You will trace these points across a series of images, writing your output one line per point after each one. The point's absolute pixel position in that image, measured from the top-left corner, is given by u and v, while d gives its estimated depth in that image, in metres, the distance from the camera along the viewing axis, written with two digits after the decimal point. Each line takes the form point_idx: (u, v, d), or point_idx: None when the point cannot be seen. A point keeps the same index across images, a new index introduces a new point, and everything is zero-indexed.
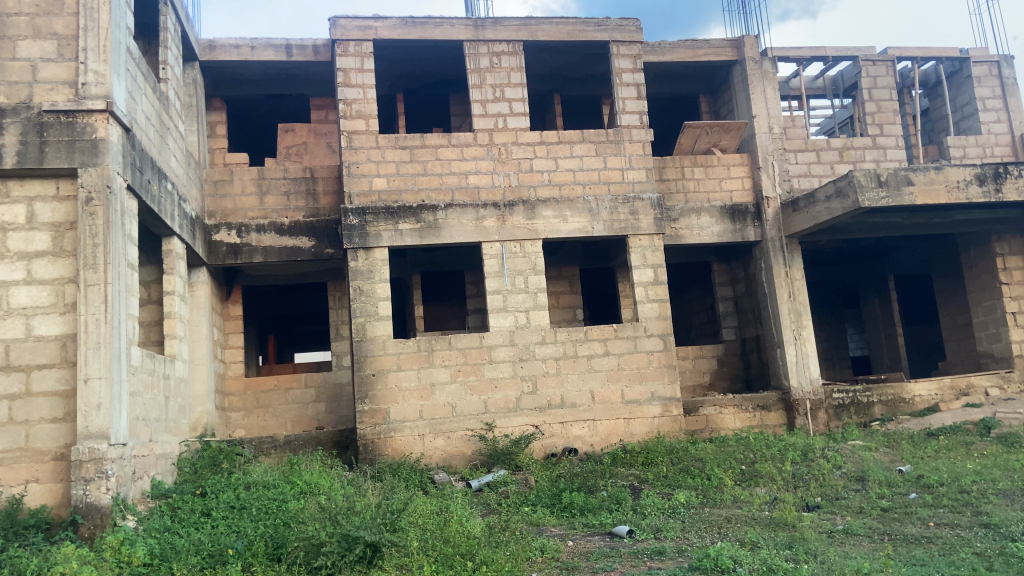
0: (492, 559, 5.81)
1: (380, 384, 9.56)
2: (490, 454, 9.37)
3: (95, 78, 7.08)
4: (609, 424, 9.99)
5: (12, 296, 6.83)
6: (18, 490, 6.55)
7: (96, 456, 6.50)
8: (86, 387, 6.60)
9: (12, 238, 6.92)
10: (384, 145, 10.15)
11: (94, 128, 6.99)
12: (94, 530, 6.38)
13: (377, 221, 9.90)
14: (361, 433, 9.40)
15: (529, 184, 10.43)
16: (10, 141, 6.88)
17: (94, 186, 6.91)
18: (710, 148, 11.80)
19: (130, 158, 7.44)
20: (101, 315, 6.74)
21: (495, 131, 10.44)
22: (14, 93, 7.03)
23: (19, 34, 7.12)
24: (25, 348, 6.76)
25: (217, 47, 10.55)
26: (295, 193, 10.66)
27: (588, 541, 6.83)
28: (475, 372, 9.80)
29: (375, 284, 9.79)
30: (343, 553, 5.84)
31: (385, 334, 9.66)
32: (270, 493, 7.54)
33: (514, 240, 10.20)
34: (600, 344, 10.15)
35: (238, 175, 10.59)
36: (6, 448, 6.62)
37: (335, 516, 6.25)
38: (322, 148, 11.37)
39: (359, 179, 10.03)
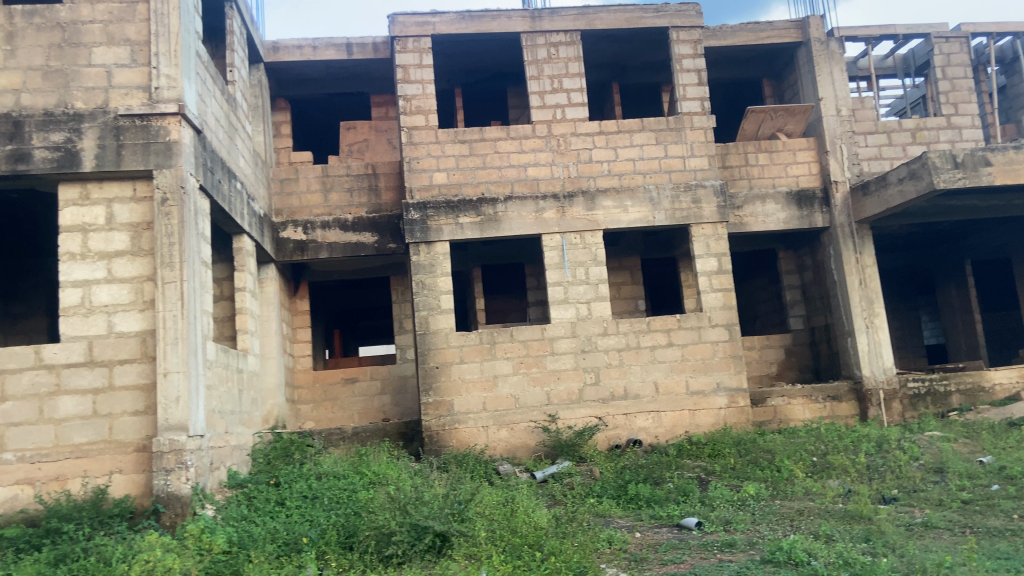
0: (560, 550, 5.89)
1: (443, 376, 9.66)
2: (554, 445, 9.38)
3: (167, 82, 7.37)
4: (674, 416, 9.89)
5: (94, 294, 7.10)
6: (103, 481, 6.83)
7: (176, 447, 6.78)
8: (165, 381, 6.89)
9: (92, 238, 7.19)
10: (443, 140, 10.22)
11: (167, 131, 7.28)
12: (175, 518, 6.64)
13: (437, 216, 9.99)
14: (426, 425, 9.52)
15: (588, 174, 10.37)
16: (88, 145, 7.16)
17: (169, 187, 7.21)
18: (774, 133, 11.50)
19: (201, 159, 7.71)
20: (178, 311, 7.03)
21: (553, 122, 10.40)
22: (91, 98, 7.31)
23: (93, 41, 7.38)
24: (107, 344, 7.03)
25: (280, 48, 10.77)
26: (357, 190, 10.84)
27: (656, 533, 6.81)
28: (537, 364, 9.81)
29: (437, 277, 9.89)
30: (413, 542, 6.14)
31: (447, 327, 9.75)
32: (340, 483, 7.74)
33: (573, 231, 10.16)
34: (663, 334, 10.03)
35: (303, 173, 10.81)
36: (91, 440, 6.89)
37: (405, 505, 6.53)
38: (383, 145, 11.53)
39: (420, 174, 10.14)
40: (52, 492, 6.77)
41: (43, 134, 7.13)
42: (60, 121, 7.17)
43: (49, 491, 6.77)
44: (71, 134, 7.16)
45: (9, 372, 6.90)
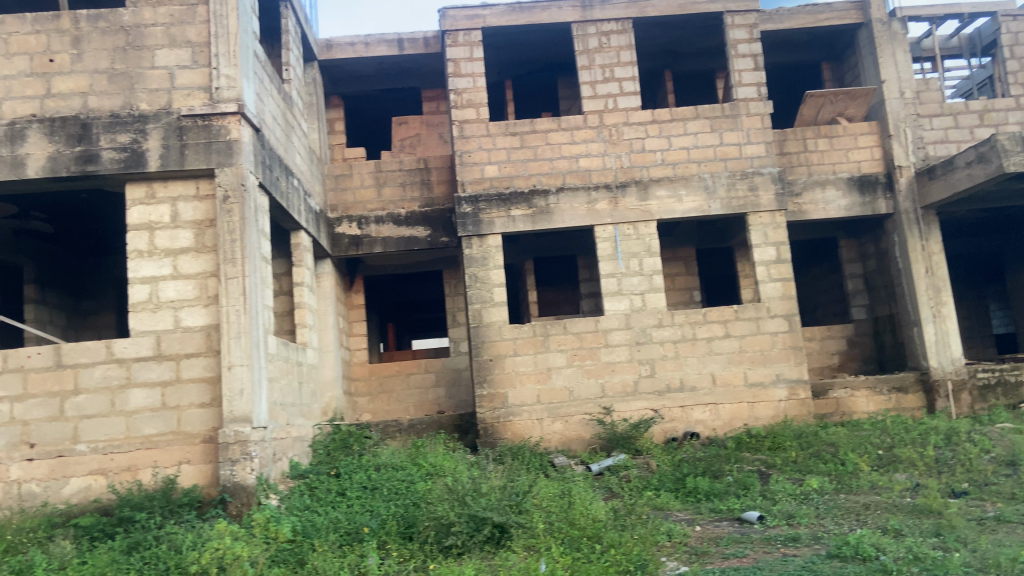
0: (619, 542, 5.88)
1: (497, 369, 9.69)
2: (609, 438, 9.33)
3: (227, 82, 7.54)
4: (732, 408, 9.75)
5: (161, 290, 7.31)
6: (172, 471, 7.04)
7: (241, 438, 6.96)
8: (230, 374, 7.08)
9: (159, 236, 7.41)
10: (494, 132, 10.22)
11: (228, 130, 7.46)
12: (241, 508, 6.81)
13: (490, 209, 10.00)
14: (480, 417, 9.56)
15: (642, 164, 10.25)
16: (153, 145, 7.37)
17: (231, 185, 7.39)
18: (834, 117, 11.20)
19: (260, 156, 7.88)
20: (241, 305, 7.21)
21: (606, 112, 10.31)
22: (155, 100, 7.52)
23: (156, 43, 7.58)
24: (174, 339, 7.23)
25: (333, 46, 10.91)
26: (410, 184, 10.92)
27: (717, 527, 6.74)
28: (591, 356, 9.77)
29: (490, 270, 9.91)
30: (472, 533, 6.24)
31: (501, 319, 9.77)
32: (399, 474, 7.85)
33: (627, 222, 10.07)
34: (720, 326, 9.88)
35: (357, 169, 10.95)
36: (160, 431, 7.10)
37: (463, 497, 6.62)
38: (434, 139, 11.60)
39: (471, 167, 10.16)
40: (123, 482, 6.99)
41: (111, 135, 7.35)
42: (126, 123, 7.39)
43: (121, 481, 6.98)
44: (136, 134, 7.38)
45: (82, 366, 7.13)
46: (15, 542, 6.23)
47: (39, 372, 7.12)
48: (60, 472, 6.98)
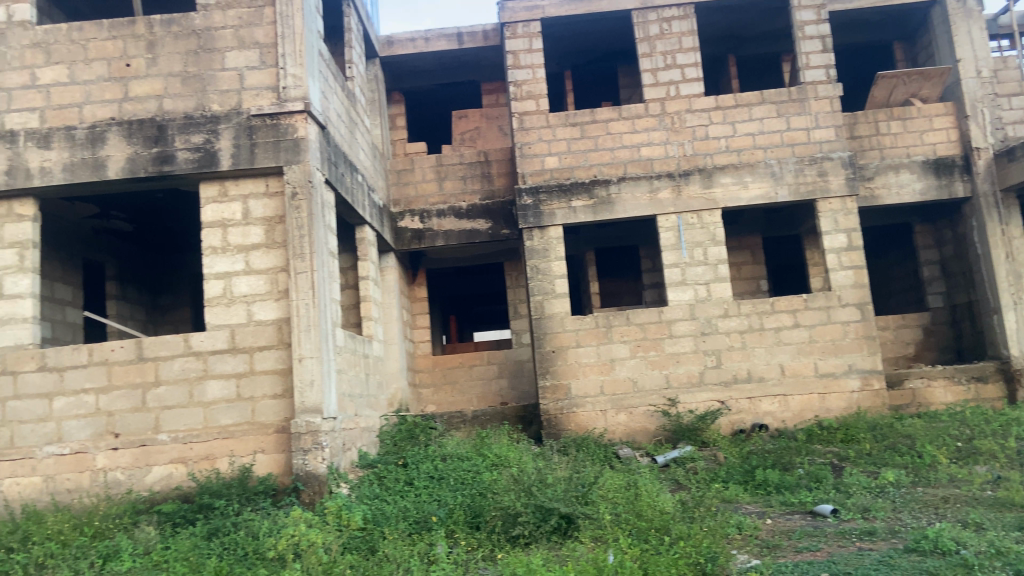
0: (688, 534, 5.83)
1: (560, 360, 9.68)
2: (675, 430, 9.23)
3: (294, 81, 7.73)
4: (801, 400, 9.55)
5: (234, 285, 7.55)
6: (248, 460, 7.28)
7: (312, 428, 7.16)
8: (301, 366, 7.28)
9: (231, 233, 7.64)
10: (554, 124, 10.19)
11: (295, 128, 7.66)
12: (313, 496, 7.01)
13: (550, 200, 9.98)
14: (544, 408, 9.57)
15: (705, 151, 10.08)
16: (225, 144, 7.60)
17: (299, 182, 7.58)
18: (907, 99, 10.80)
19: (326, 153, 8.06)
20: (310, 299, 7.40)
21: (667, 100, 10.16)
22: (226, 101, 7.75)
23: (226, 46, 7.80)
24: (248, 332, 7.47)
25: (394, 42, 11.05)
26: (471, 177, 10.99)
27: (788, 520, 6.61)
28: (655, 347, 9.67)
29: (551, 262, 9.89)
30: (539, 523, 6.28)
31: (563, 311, 9.76)
32: (464, 465, 7.95)
33: (690, 211, 9.92)
34: (788, 315, 9.66)
35: (418, 163, 11.07)
36: (236, 421, 7.34)
37: (529, 487, 6.67)
38: (494, 131, 11.64)
39: (532, 159, 10.15)
40: (202, 470, 7.25)
41: (184, 136, 7.61)
42: (199, 124, 7.64)
43: (200, 469, 7.25)
44: (209, 135, 7.62)
45: (162, 359, 7.40)
46: (103, 527, 6.53)
47: (122, 365, 7.38)
48: (143, 461, 7.25)
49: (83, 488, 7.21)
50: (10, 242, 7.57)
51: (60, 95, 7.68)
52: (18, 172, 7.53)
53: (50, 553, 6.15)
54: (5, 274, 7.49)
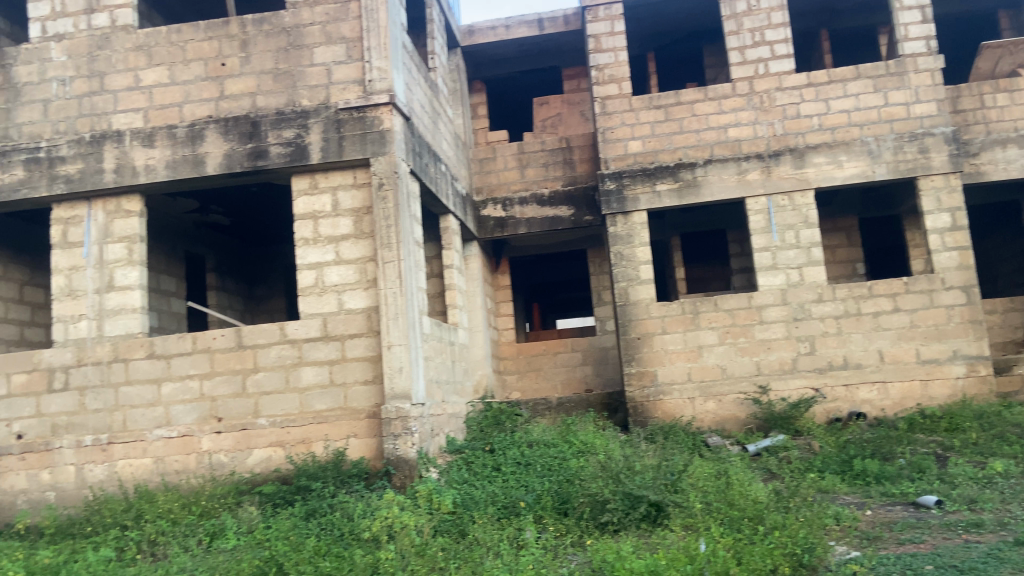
0: (783, 523, 5.68)
1: (645, 347, 9.55)
2: (767, 418, 8.99)
3: (379, 74, 7.88)
4: (902, 387, 9.15)
5: (326, 275, 7.78)
6: (342, 445, 7.51)
7: (402, 414, 7.32)
8: (390, 353, 7.45)
9: (322, 225, 7.86)
10: (638, 107, 10.03)
11: (381, 120, 7.81)
12: (404, 480, 7.20)
13: (634, 184, 9.83)
14: (630, 396, 9.47)
15: (796, 130, 9.72)
16: (314, 138, 7.82)
17: (385, 173, 7.73)
18: (1015, 69, 10.15)
19: (410, 144, 8.20)
20: (397, 288, 7.55)
21: (756, 78, 9.85)
22: (315, 95, 7.96)
23: (314, 42, 8.02)
24: (339, 320, 7.68)
25: (475, 31, 11.11)
26: (553, 163, 10.94)
27: (889, 511, 6.36)
28: (745, 334, 9.43)
29: (636, 248, 9.75)
30: (628, 511, 6.25)
31: (649, 297, 9.61)
32: (551, 451, 7.97)
33: (781, 193, 9.60)
34: (887, 299, 9.26)
35: (500, 152, 11.09)
36: (329, 406, 7.58)
37: (617, 474, 6.65)
38: (576, 117, 11.56)
39: (615, 144, 10.02)
40: (300, 453, 7.52)
41: (277, 132, 7.87)
42: (291, 119, 7.89)
43: (297, 452, 7.52)
44: (299, 129, 7.86)
45: (260, 346, 7.70)
46: (210, 507, 6.89)
47: (224, 352, 7.72)
48: (244, 444, 7.57)
49: (190, 469, 7.58)
50: (120, 237, 8.01)
51: (161, 95, 8.06)
52: (125, 170, 7.94)
53: (161, 530, 6.55)
54: (116, 266, 7.94)
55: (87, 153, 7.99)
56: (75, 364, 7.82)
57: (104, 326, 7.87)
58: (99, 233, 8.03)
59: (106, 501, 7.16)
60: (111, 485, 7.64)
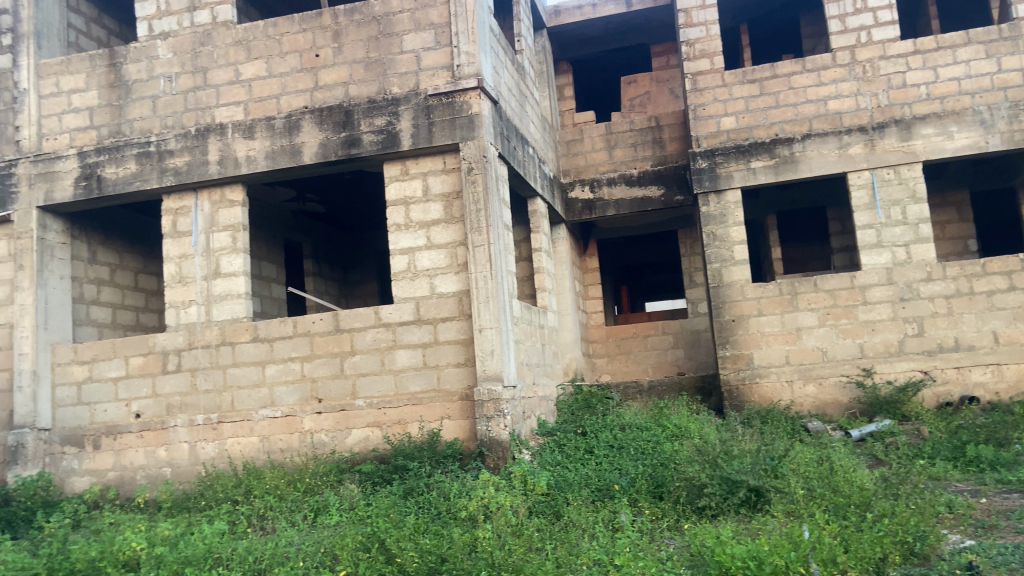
0: (892, 511, 5.46)
1: (740, 329, 9.28)
2: (871, 402, 8.64)
3: (467, 59, 7.92)
4: (1018, 369, 8.70)
5: (418, 260, 7.90)
6: (436, 426, 7.65)
7: (494, 396, 7.41)
8: (481, 336, 7.53)
9: (413, 210, 7.99)
10: (731, 82, 9.71)
11: (470, 105, 7.86)
12: (498, 461, 7.30)
13: (728, 162, 9.54)
14: (725, 379, 9.23)
15: (902, 101, 9.23)
16: (405, 125, 7.94)
17: (474, 157, 7.78)
18: None
19: (499, 127, 8.21)
20: (488, 271, 7.60)
21: (858, 47, 9.37)
22: (405, 83, 8.07)
23: (404, 29, 8.12)
24: (431, 304, 7.80)
25: (561, 11, 11.01)
26: (642, 143, 10.74)
27: (1007, 499, 6.03)
28: (847, 315, 9.05)
29: (730, 228, 9.47)
30: (726, 496, 6.13)
31: (744, 278, 9.33)
32: (645, 435, 7.88)
33: (886, 166, 9.15)
34: (1002, 278, 8.81)
35: (587, 133, 10.96)
36: (424, 388, 7.73)
37: (714, 459, 6.52)
38: (665, 95, 11.32)
39: (707, 121, 9.74)
40: (396, 434, 7.71)
41: (369, 120, 8.02)
42: (382, 107, 8.03)
43: (394, 433, 7.71)
44: (390, 117, 7.99)
45: (356, 330, 7.91)
46: (313, 484, 7.18)
47: (322, 335, 7.97)
48: (343, 424, 7.82)
49: (294, 448, 7.89)
50: (225, 225, 8.37)
51: (260, 88, 8.35)
52: (228, 162, 8.28)
53: (270, 506, 6.89)
54: (221, 254, 8.31)
55: (193, 146, 8.37)
56: (187, 347, 8.25)
57: (212, 311, 8.26)
58: (206, 222, 8.42)
59: (217, 477, 7.56)
60: (221, 461, 8.03)
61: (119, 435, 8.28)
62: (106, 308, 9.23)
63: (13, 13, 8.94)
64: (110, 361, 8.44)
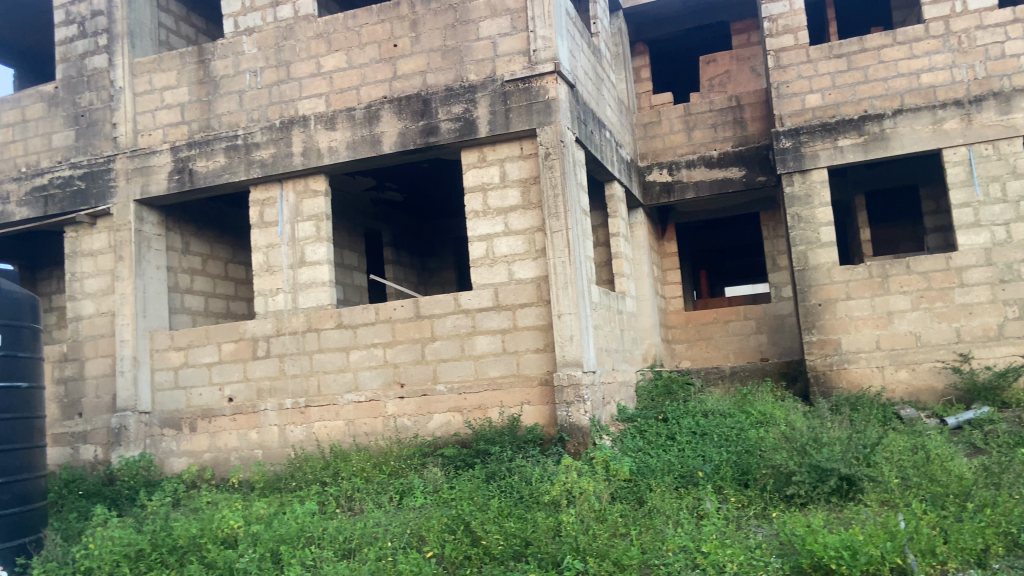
0: (995, 501, 5.23)
1: (827, 314, 8.98)
2: (969, 389, 8.25)
3: (543, 43, 7.88)
4: None
5: (496, 246, 7.94)
6: (516, 411, 7.69)
7: (574, 381, 7.39)
8: (560, 321, 7.51)
9: (491, 197, 8.02)
10: (816, 58, 9.35)
11: (546, 89, 7.82)
12: (578, 446, 7.30)
13: (813, 141, 9.20)
14: (811, 364, 8.95)
15: (1001, 72, 8.76)
16: (482, 112, 7.96)
17: (551, 142, 7.75)
18: None
19: (576, 112, 8.15)
20: (566, 257, 7.57)
21: (953, 17, 8.90)
22: (481, 70, 8.09)
23: (480, 16, 8.13)
24: (510, 290, 7.83)
25: None
26: (722, 124, 10.45)
27: None
28: (942, 298, 8.66)
29: (816, 209, 9.15)
30: (816, 484, 5.97)
31: (831, 261, 9.01)
32: (728, 421, 7.73)
33: (985, 141, 8.69)
34: None
35: (665, 115, 10.75)
36: (504, 373, 7.78)
37: (802, 446, 6.35)
38: (746, 73, 11.01)
39: (791, 99, 9.41)
40: (476, 419, 7.79)
41: (447, 108, 8.08)
42: (459, 95, 8.07)
43: (474, 418, 7.79)
44: (468, 104, 8.03)
45: (436, 316, 8.02)
46: (398, 467, 7.35)
47: (404, 322, 8.11)
48: (425, 409, 7.95)
49: (378, 431, 8.08)
50: (309, 215, 8.60)
51: (341, 79, 8.52)
52: (311, 153, 8.49)
53: (356, 487, 7.08)
54: (306, 243, 8.55)
55: (278, 138, 8.62)
56: (275, 333, 8.53)
57: (298, 299, 8.51)
58: (291, 212, 8.66)
59: (306, 459, 7.82)
60: (309, 444, 8.28)
61: (213, 418, 8.65)
62: (198, 297, 9.66)
63: (108, 14, 9.38)
64: (203, 347, 8.81)
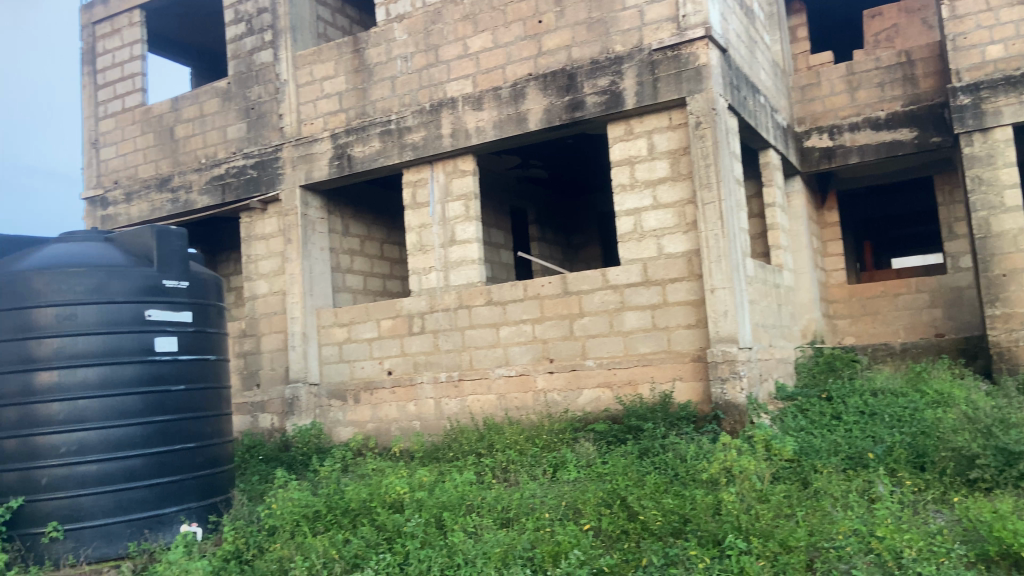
0: None
1: (1014, 285, 8.14)
2: None
3: (693, 8, 7.59)
4: None
5: (644, 220, 7.80)
6: (668, 388, 7.55)
7: (729, 357, 7.15)
8: (713, 296, 7.28)
9: (639, 169, 7.87)
10: (998, 4, 8.42)
11: (696, 56, 7.54)
12: (734, 424, 7.08)
13: (996, 96, 8.32)
14: (994, 340, 8.16)
15: None
16: (629, 83, 7.80)
17: (701, 111, 7.48)
18: None
19: (728, 77, 7.81)
20: (719, 229, 7.31)
21: None
22: (628, 40, 7.91)
23: None
24: (659, 265, 7.68)
25: None
26: (890, 81, 9.64)
27: None
28: None
29: (1000, 169, 8.29)
30: (1003, 469, 5.50)
31: (1018, 227, 8.16)
32: (900, 401, 7.23)
33: None
34: None
35: (825, 75, 10.07)
36: (654, 349, 7.65)
37: (987, 427, 5.85)
38: (917, 25, 10.12)
39: (969, 51, 8.54)
40: (627, 395, 7.72)
41: (592, 81, 7.99)
42: (605, 67, 7.95)
43: (625, 394, 7.73)
44: (614, 76, 7.89)
45: (584, 292, 8.00)
46: (551, 440, 7.42)
47: (552, 298, 8.16)
48: (575, 384, 7.98)
49: (528, 406, 8.20)
50: (458, 195, 8.82)
51: (487, 59, 8.62)
52: (460, 134, 8.68)
53: (511, 459, 7.22)
54: (456, 223, 8.77)
55: (428, 121, 8.87)
56: (429, 310, 8.84)
57: (450, 277, 8.78)
58: (441, 192, 8.92)
59: (461, 430, 8.08)
60: (463, 416, 8.55)
61: (375, 390, 9.11)
62: (358, 276, 10.21)
63: (272, 11, 10.00)
64: (364, 323, 9.29)
